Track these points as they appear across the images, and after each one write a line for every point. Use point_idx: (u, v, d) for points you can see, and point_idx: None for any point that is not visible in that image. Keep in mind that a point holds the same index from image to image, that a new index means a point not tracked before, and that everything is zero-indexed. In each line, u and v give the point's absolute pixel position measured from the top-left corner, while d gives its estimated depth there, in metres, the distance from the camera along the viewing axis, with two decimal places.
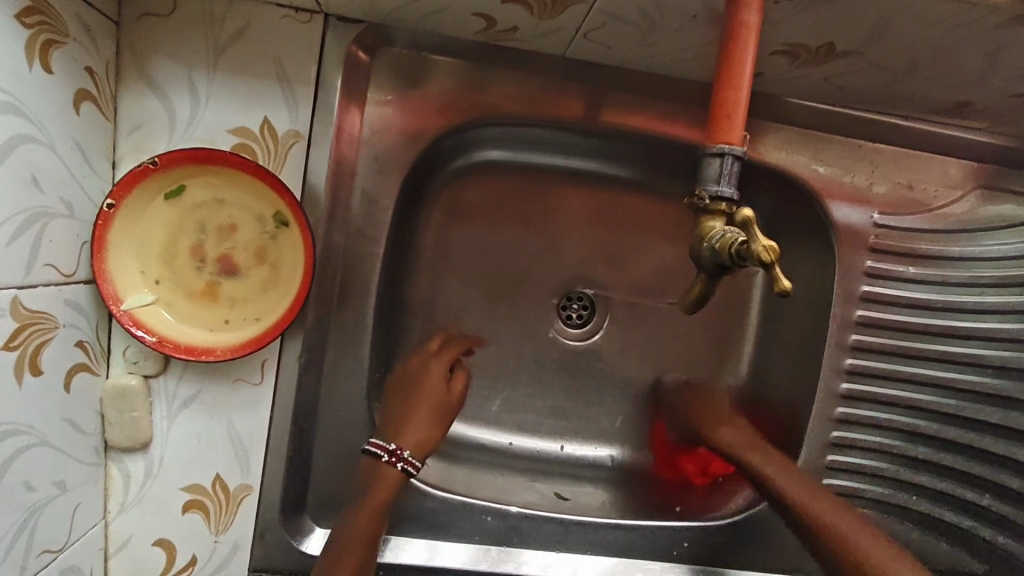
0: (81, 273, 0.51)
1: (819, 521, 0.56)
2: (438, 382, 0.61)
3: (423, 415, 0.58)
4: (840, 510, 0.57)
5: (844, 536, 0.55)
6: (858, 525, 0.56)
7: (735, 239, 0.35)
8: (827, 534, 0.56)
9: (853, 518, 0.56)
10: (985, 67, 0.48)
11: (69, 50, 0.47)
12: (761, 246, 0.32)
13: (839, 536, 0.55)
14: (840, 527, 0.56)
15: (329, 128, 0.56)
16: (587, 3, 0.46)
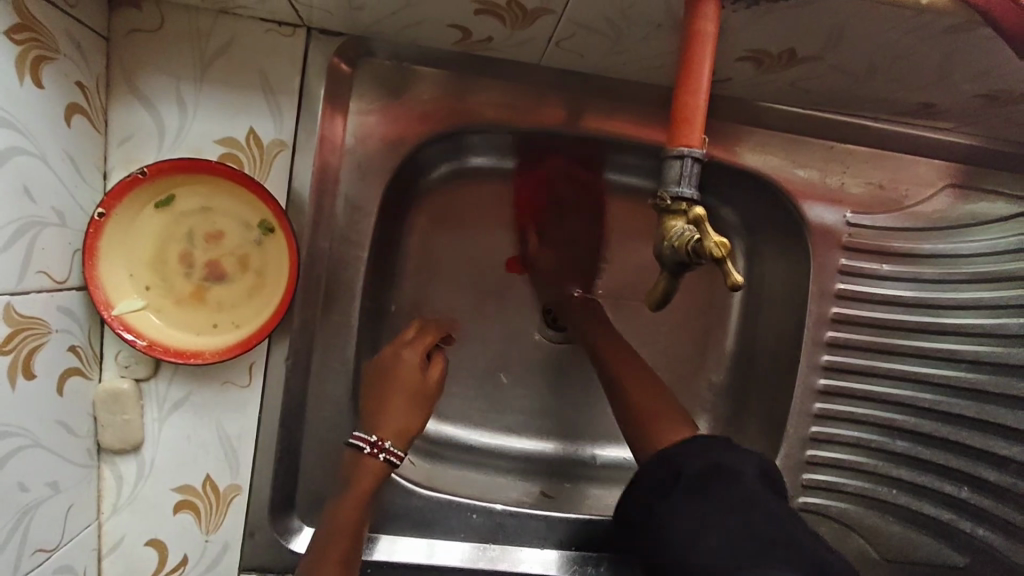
0: (74, 281, 0.52)
1: (626, 387, 0.61)
2: (413, 369, 0.61)
3: (400, 404, 0.59)
4: (648, 386, 0.60)
5: (650, 401, 0.58)
6: (657, 385, 0.61)
7: (692, 237, 0.36)
8: (630, 390, 0.60)
9: (653, 394, 0.59)
10: (942, 71, 0.49)
11: (60, 66, 0.49)
12: (713, 242, 0.34)
13: (633, 402, 0.59)
14: (650, 397, 0.59)
15: (312, 137, 0.58)
16: (555, 15, 0.48)
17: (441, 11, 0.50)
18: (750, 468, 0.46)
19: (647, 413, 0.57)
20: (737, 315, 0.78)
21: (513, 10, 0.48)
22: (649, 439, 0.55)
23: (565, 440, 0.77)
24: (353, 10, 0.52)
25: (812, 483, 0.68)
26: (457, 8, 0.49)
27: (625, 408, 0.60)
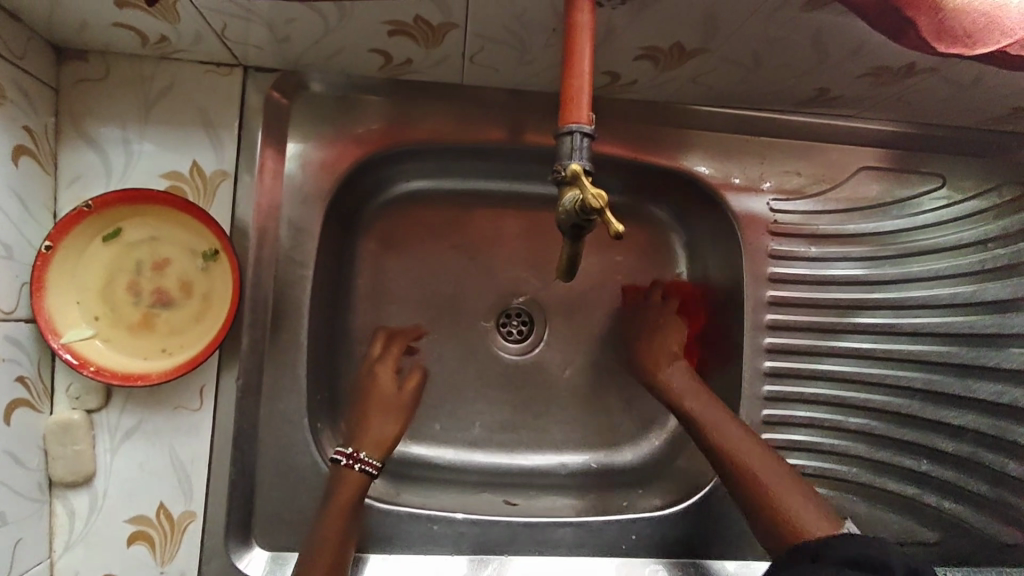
0: (21, 312, 0.55)
1: (751, 478, 0.57)
2: (388, 385, 0.66)
3: (378, 421, 0.64)
4: (799, 495, 0.55)
5: (786, 497, 0.55)
6: (790, 479, 0.56)
7: (576, 199, 0.41)
8: (772, 496, 0.55)
9: (809, 503, 0.55)
10: (819, 52, 0.54)
11: (6, 110, 0.53)
12: (590, 194, 0.39)
13: (767, 498, 0.55)
14: (800, 512, 0.54)
15: (253, 166, 0.62)
16: (460, 29, 0.52)
17: (358, 35, 0.54)
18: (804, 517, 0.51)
19: (777, 503, 0.55)
20: (687, 313, 0.79)
21: (422, 28, 0.53)
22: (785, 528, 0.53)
23: (530, 449, 0.77)
24: (279, 44, 0.56)
25: None
26: (371, 30, 0.53)
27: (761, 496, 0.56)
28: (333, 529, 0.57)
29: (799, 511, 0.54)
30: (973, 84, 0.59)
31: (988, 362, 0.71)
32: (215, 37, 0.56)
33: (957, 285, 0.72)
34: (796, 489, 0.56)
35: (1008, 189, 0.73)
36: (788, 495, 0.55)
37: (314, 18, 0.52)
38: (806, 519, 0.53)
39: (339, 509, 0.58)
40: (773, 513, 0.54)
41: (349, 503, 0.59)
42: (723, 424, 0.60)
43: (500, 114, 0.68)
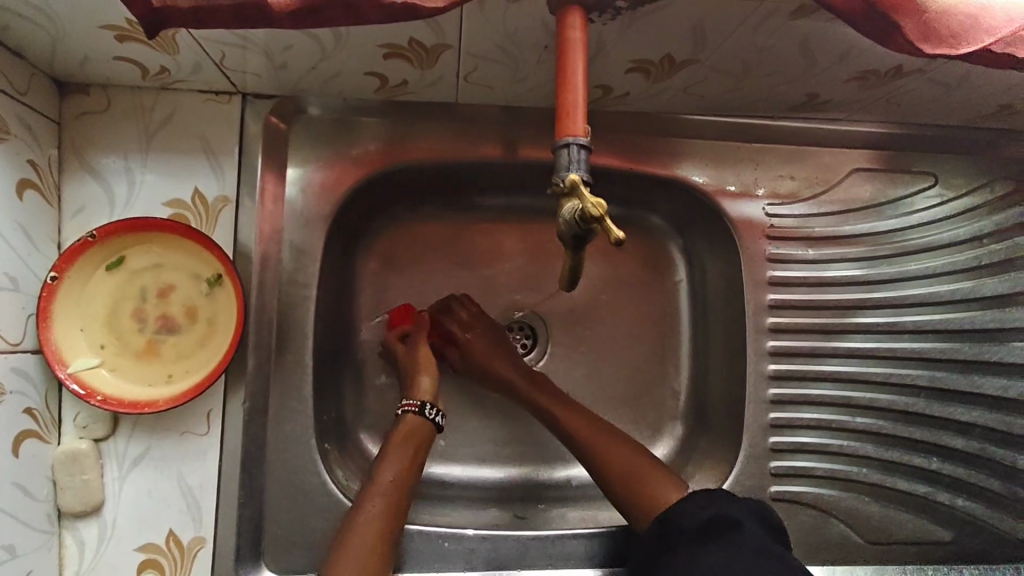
0: (29, 343, 0.55)
1: (591, 447, 0.66)
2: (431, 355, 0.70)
3: (429, 375, 0.69)
4: (624, 444, 0.66)
5: (632, 471, 0.63)
6: (634, 452, 0.65)
7: (577, 208, 0.41)
8: (612, 468, 0.64)
9: (653, 467, 0.64)
10: (806, 59, 0.55)
11: (11, 145, 0.54)
12: (589, 203, 0.39)
13: (619, 471, 0.64)
14: (622, 455, 0.65)
15: (254, 191, 0.63)
16: (454, 49, 0.53)
17: (354, 60, 0.55)
18: (740, 514, 0.55)
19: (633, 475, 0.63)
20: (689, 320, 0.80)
21: (417, 50, 0.54)
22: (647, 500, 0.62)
23: (540, 464, 0.77)
24: (278, 71, 0.57)
25: (781, 471, 0.68)
26: (367, 54, 0.54)
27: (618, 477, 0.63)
28: (382, 500, 0.60)
29: (638, 468, 0.63)
30: (959, 84, 0.61)
31: (991, 357, 0.72)
32: (215, 67, 0.57)
33: (955, 282, 0.72)
34: (648, 463, 0.64)
35: (1000, 184, 0.74)
36: (642, 471, 0.63)
37: (311, 45, 0.53)
38: (652, 490, 0.62)
39: (388, 482, 0.61)
40: (623, 485, 0.63)
41: (399, 470, 0.62)
42: (570, 415, 0.68)
43: (496, 130, 0.69)
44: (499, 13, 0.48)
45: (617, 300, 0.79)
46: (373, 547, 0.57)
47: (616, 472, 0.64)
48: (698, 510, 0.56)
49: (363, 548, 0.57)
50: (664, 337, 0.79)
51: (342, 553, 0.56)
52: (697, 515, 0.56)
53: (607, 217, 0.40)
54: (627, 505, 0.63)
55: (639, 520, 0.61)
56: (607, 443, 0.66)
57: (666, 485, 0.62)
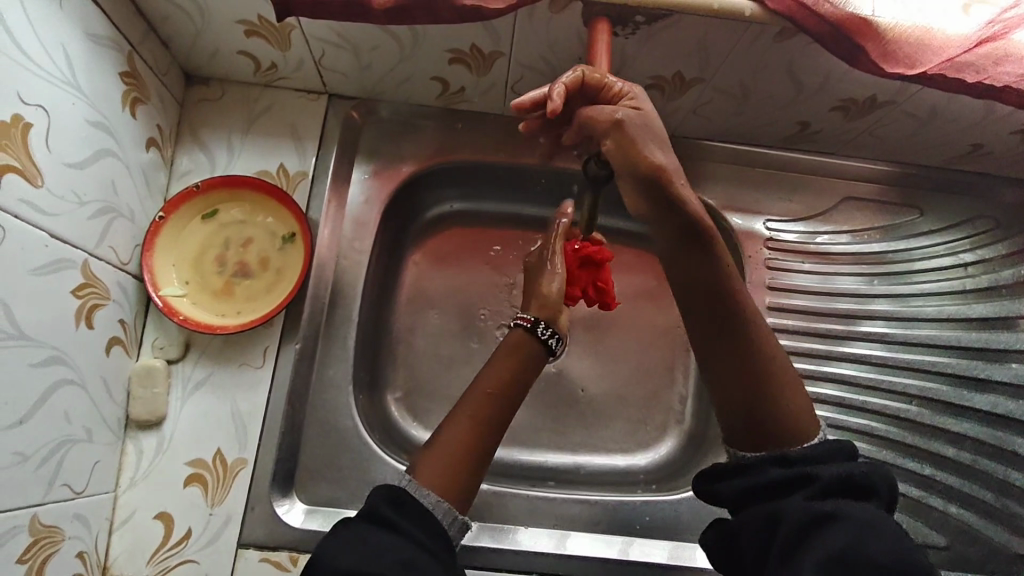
0: (132, 267, 0.65)
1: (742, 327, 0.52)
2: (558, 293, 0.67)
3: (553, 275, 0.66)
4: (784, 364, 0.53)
5: (795, 394, 0.52)
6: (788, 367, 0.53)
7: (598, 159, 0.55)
8: (775, 387, 0.51)
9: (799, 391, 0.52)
10: (794, 81, 0.67)
11: (149, 109, 0.67)
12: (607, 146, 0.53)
13: (770, 368, 0.52)
14: (795, 392, 0.52)
15: (328, 171, 0.75)
16: (506, 57, 0.67)
17: (425, 63, 0.69)
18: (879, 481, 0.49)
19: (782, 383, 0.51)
20: None
21: (476, 55, 0.67)
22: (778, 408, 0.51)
23: (550, 448, 0.82)
24: (362, 70, 0.71)
25: None
26: (436, 57, 0.68)
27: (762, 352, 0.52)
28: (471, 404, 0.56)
29: (787, 389, 0.52)
30: (930, 117, 0.71)
31: (980, 373, 0.77)
32: (314, 64, 0.71)
33: (942, 302, 0.80)
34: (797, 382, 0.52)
35: (981, 221, 0.82)
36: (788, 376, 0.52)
37: (394, 46, 0.67)
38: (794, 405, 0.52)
39: (484, 383, 0.58)
40: (770, 404, 0.51)
41: (504, 371, 0.59)
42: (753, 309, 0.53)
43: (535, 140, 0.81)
44: (545, 23, 0.61)
45: (634, 308, 0.88)
46: (455, 453, 0.53)
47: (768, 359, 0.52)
48: (839, 465, 0.48)
49: (445, 451, 0.53)
50: (675, 348, 0.87)
51: (426, 462, 0.53)
52: (835, 467, 0.48)
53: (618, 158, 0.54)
54: (756, 405, 0.51)
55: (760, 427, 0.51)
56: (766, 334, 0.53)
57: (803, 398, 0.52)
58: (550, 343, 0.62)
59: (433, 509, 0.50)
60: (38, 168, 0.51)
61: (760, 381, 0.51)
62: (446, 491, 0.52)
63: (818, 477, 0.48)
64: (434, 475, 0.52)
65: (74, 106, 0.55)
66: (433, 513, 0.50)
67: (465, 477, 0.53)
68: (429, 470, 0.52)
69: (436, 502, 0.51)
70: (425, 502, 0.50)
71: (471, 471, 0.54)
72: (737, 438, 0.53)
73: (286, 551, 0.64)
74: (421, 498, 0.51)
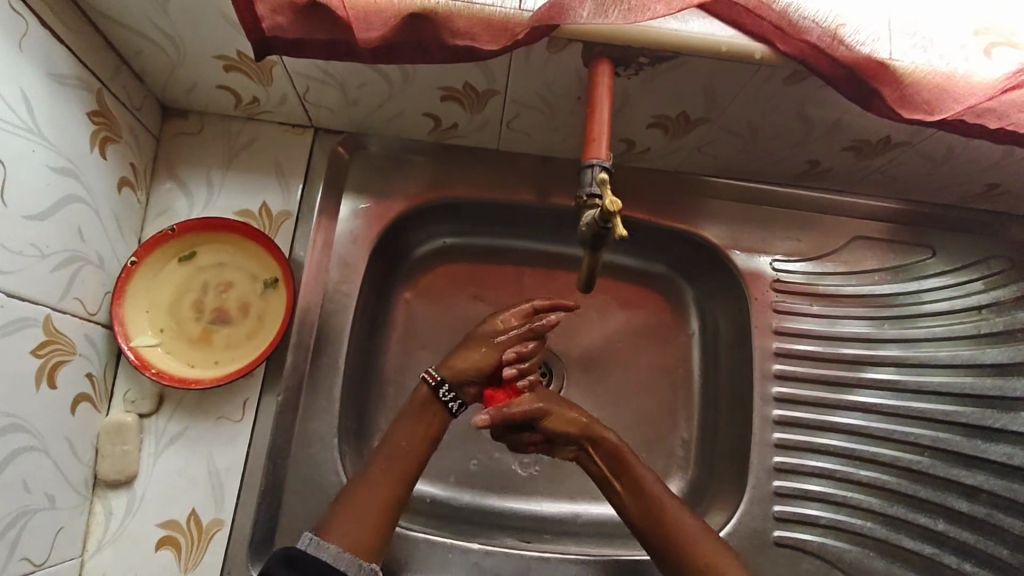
0: (101, 316, 0.62)
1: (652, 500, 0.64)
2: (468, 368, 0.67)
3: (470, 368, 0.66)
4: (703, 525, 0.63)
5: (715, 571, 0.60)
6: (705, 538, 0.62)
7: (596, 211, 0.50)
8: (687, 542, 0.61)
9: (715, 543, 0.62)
10: (804, 121, 0.64)
11: (121, 148, 0.63)
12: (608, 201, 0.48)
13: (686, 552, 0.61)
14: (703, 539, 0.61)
15: (314, 210, 0.72)
16: (500, 95, 0.63)
17: (416, 99, 0.66)
18: None
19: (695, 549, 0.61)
20: (699, 371, 0.83)
21: (469, 93, 0.64)
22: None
23: (545, 497, 0.78)
24: (349, 106, 0.68)
25: (782, 515, 0.70)
26: (427, 94, 0.64)
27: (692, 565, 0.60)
28: (387, 460, 0.62)
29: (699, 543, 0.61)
30: (946, 158, 0.68)
31: (994, 424, 0.73)
32: (298, 99, 0.67)
33: (957, 347, 0.76)
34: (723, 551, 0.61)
35: (996, 261, 0.79)
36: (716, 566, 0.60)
37: (382, 82, 0.63)
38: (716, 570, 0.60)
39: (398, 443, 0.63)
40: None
41: (411, 430, 0.64)
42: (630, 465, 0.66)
43: (531, 176, 0.77)
44: (542, 62, 0.58)
45: (634, 348, 0.84)
46: (370, 512, 0.58)
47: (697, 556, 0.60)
48: None
49: (354, 507, 0.58)
50: (677, 390, 0.82)
51: (334, 518, 0.57)
52: None
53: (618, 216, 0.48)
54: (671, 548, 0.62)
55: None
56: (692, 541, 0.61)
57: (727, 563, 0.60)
58: (450, 405, 0.66)
59: (335, 564, 0.54)
60: None
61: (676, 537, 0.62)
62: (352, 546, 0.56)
63: None
64: (342, 531, 0.56)
65: (35, 153, 0.51)
66: (333, 564, 0.54)
67: (381, 531, 0.58)
68: (342, 525, 0.57)
69: (339, 556, 0.55)
70: (323, 556, 0.54)
71: (387, 528, 0.59)
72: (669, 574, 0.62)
73: None
74: (324, 555, 0.54)
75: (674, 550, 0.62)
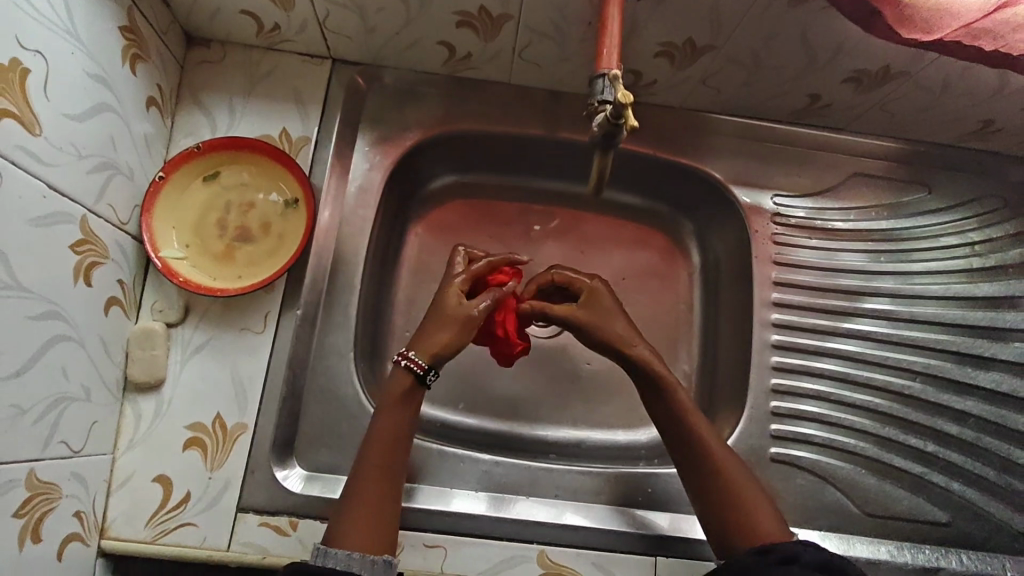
0: (131, 228, 0.65)
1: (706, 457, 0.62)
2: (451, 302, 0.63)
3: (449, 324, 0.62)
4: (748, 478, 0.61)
5: (750, 517, 0.58)
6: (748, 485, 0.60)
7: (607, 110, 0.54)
8: (726, 486, 0.60)
9: (768, 504, 0.59)
10: (806, 50, 0.66)
11: (149, 67, 0.66)
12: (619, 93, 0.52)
13: (733, 511, 0.59)
14: (740, 487, 0.60)
15: (332, 136, 0.74)
16: (514, 21, 0.66)
17: (433, 25, 0.68)
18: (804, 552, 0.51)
19: (732, 496, 0.60)
20: (700, 305, 0.86)
21: (484, 18, 0.66)
22: (740, 528, 0.58)
23: (551, 423, 0.82)
24: (368, 33, 0.70)
25: (779, 433, 0.73)
26: (443, 20, 0.67)
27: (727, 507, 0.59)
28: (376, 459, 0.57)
29: (739, 489, 0.60)
30: (942, 91, 0.71)
31: (984, 352, 0.77)
32: (318, 26, 0.70)
33: (950, 280, 0.79)
34: (763, 503, 0.59)
35: (989, 199, 0.82)
36: (750, 511, 0.58)
37: (400, 6, 0.66)
38: (764, 534, 0.57)
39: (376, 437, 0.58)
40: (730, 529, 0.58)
41: (407, 422, 0.60)
42: (691, 414, 0.64)
43: (541, 110, 0.79)
44: None
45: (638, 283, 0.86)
46: (373, 516, 0.55)
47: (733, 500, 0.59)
48: (821, 554, 0.51)
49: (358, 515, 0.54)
50: (679, 323, 0.85)
51: (345, 531, 0.53)
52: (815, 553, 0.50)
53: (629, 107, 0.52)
54: (711, 486, 0.61)
55: (733, 551, 0.58)
56: (732, 484, 0.60)
57: (767, 513, 0.58)
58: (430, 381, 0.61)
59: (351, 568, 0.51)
60: (37, 116, 0.50)
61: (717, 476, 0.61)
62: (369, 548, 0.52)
63: (798, 559, 0.50)
64: (355, 539, 0.52)
65: (74, 57, 0.54)
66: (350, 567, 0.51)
67: (387, 527, 0.55)
68: (350, 535, 0.53)
69: (351, 560, 0.51)
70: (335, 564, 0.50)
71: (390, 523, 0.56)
72: (704, 515, 0.61)
73: (285, 516, 0.64)
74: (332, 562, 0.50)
75: (715, 486, 0.61)
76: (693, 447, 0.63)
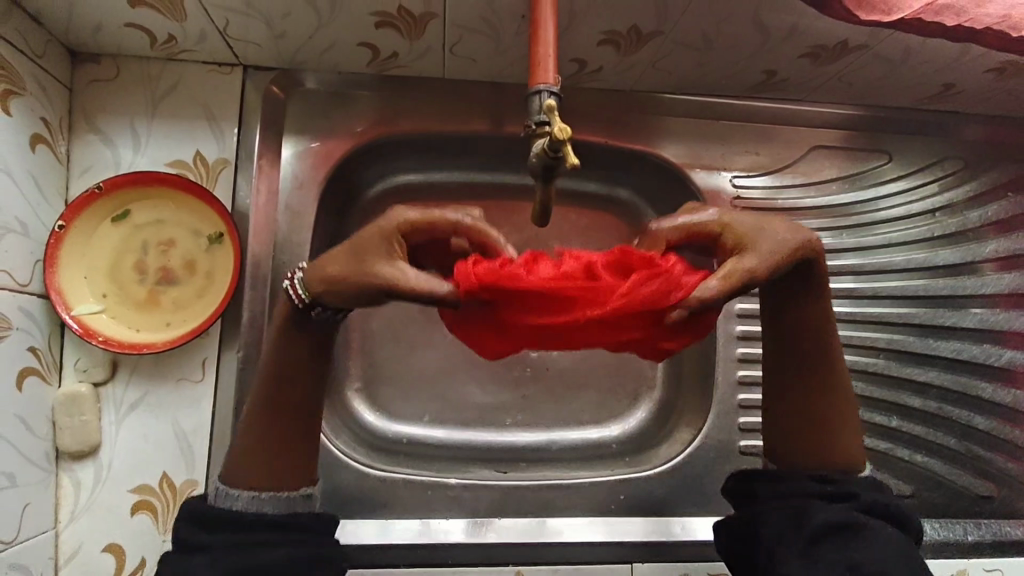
0: (35, 286, 0.59)
1: (820, 363, 0.56)
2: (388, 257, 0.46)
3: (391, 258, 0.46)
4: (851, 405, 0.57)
5: (834, 443, 0.56)
6: (843, 415, 0.56)
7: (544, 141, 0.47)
8: (829, 403, 0.56)
9: (855, 440, 0.57)
10: (758, 32, 0.62)
11: (27, 101, 0.58)
12: (557, 128, 0.45)
13: (812, 432, 0.56)
14: (845, 414, 0.56)
15: (252, 155, 0.67)
16: (439, 18, 0.60)
17: (350, 27, 0.61)
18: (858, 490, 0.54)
19: (829, 421, 0.56)
20: None
21: (405, 18, 0.60)
22: (810, 454, 0.57)
23: (520, 427, 0.78)
24: (277, 40, 0.63)
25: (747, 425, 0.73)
26: (361, 22, 0.61)
27: (805, 427, 0.56)
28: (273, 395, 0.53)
29: (831, 416, 0.56)
30: (902, 61, 0.67)
31: (946, 321, 0.76)
32: (219, 35, 0.62)
33: (912, 252, 0.78)
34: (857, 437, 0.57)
35: (949, 163, 0.79)
36: (829, 438, 0.56)
37: (309, 12, 0.59)
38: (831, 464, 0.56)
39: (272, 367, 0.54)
40: (809, 441, 0.56)
41: (293, 351, 0.53)
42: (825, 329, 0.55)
43: (481, 104, 0.73)
44: None
45: None
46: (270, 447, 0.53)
47: (820, 420, 0.56)
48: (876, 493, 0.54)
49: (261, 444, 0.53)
50: None
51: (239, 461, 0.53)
52: (875, 496, 0.54)
53: (569, 144, 0.45)
54: (795, 392, 0.57)
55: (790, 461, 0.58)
56: (828, 404, 0.56)
57: (857, 449, 0.56)
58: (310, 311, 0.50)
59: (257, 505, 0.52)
60: None
61: (816, 395, 0.56)
62: (265, 486, 0.53)
63: (854, 496, 0.54)
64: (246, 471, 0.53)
65: None
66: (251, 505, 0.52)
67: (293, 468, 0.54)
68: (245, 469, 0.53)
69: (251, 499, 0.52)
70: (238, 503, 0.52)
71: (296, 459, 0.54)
72: (783, 414, 0.58)
73: None
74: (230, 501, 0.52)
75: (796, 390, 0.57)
76: (809, 359, 0.56)
